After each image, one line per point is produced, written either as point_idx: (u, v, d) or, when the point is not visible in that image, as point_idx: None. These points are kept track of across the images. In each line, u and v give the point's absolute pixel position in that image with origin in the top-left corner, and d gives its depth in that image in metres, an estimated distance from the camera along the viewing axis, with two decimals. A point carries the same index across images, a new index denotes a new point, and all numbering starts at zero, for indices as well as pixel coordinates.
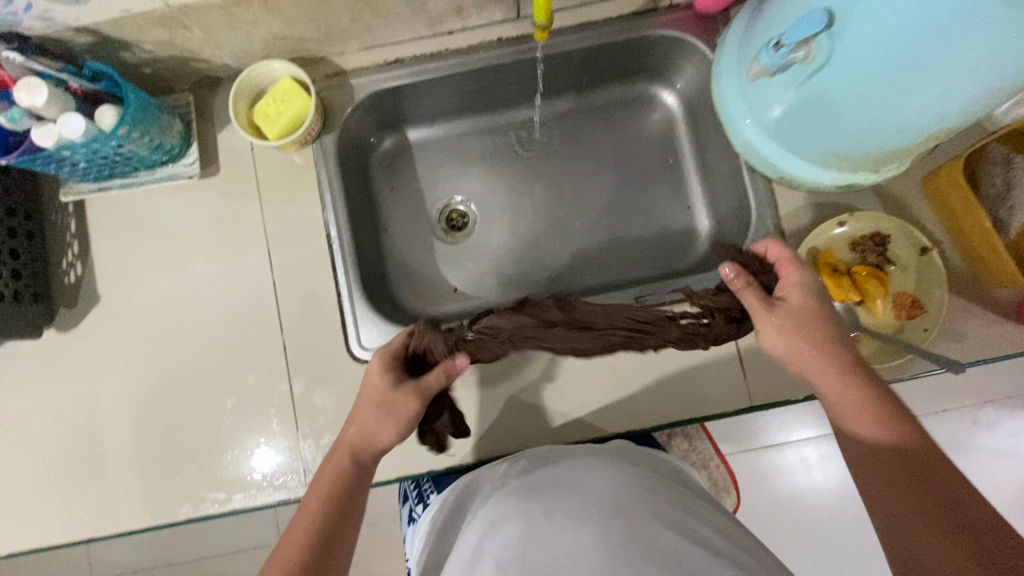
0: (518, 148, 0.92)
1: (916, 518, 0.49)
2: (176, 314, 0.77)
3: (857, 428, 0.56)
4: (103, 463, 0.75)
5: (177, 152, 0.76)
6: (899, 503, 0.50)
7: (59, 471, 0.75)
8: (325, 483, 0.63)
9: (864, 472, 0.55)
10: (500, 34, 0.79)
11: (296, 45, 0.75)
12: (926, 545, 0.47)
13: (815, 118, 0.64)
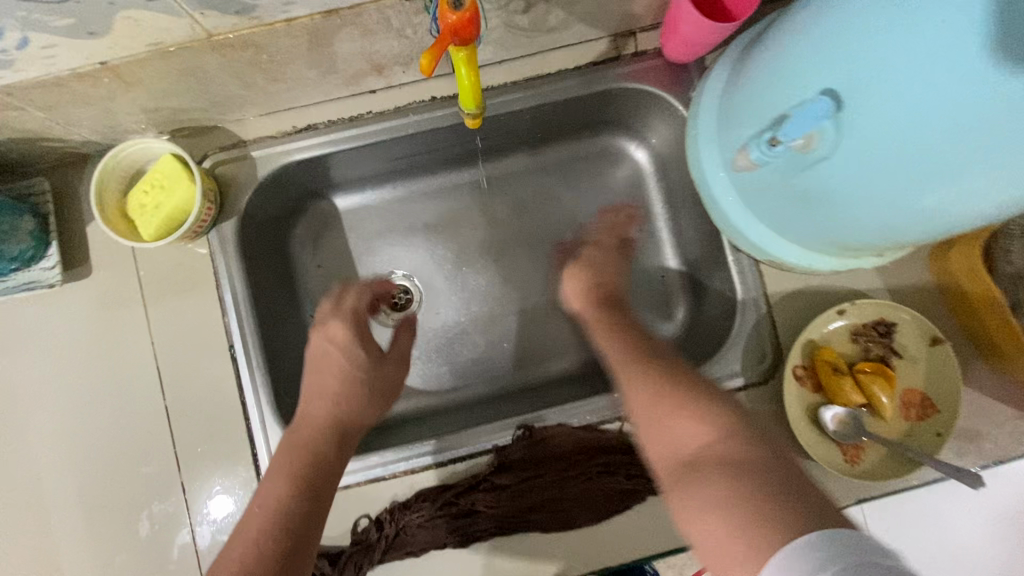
0: (466, 212, 0.79)
1: (716, 453, 0.42)
2: (44, 452, 0.62)
3: (645, 404, 0.49)
4: None
5: (31, 256, 0.61)
6: (677, 431, 0.46)
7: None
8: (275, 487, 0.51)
9: (677, 441, 0.45)
10: (433, 92, 0.65)
11: (176, 115, 0.60)
12: (699, 472, 0.41)
13: (815, 211, 0.52)
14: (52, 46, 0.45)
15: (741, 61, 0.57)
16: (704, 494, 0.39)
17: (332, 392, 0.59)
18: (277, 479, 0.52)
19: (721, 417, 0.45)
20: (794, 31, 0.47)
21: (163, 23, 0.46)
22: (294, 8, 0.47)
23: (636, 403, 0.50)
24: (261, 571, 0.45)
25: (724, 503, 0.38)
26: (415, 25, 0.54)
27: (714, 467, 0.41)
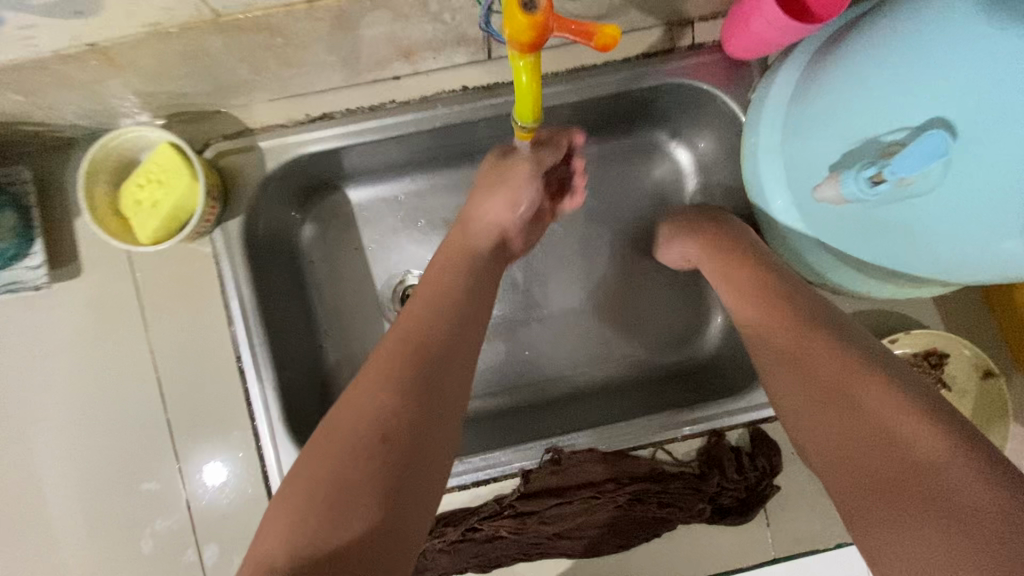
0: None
1: (927, 441, 0.36)
2: (36, 462, 0.58)
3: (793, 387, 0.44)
4: None
5: (14, 253, 0.55)
6: (889, 419, 0.38)
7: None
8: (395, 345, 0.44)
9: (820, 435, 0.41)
10: (463, 81, 0.58)
11: (175, 99, 0.53)
12: (941, 487, 0.34)
13: (881, 248, 0.48)
14: (28, 25, 0.38)
15: (816, 63, 0.51)
16: (918, 512, 0.34)
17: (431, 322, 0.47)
18: (415, 321, 0.45)
19: (902, 405, 0.39)
20: (896, 53, 0.42)
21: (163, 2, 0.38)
22: None
23: (785, 387, 0.45)
24: (365, 416, 0.38)
25: (948, 530, 0.33)
26: (452, 8, 0.47)
27: (937, 444, 0.36)
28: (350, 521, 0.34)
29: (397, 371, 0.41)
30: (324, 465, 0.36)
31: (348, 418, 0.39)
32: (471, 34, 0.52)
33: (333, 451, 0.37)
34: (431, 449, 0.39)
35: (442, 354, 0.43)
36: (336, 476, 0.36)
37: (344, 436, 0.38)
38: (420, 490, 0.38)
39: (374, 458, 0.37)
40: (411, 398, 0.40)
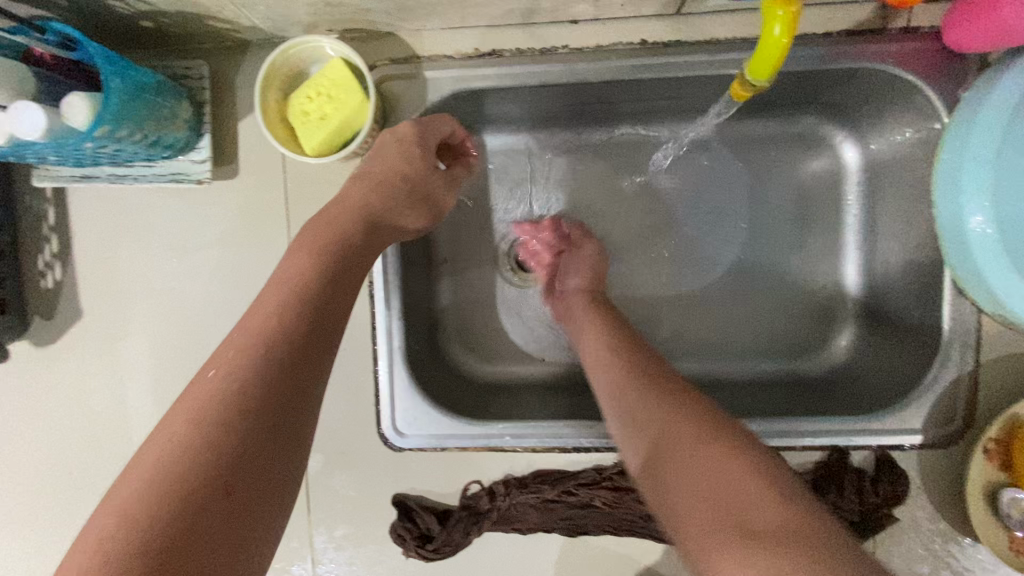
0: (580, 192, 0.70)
1: (744, 478, 0.39)
2: (169, 347, 0.61)
3: (672, 439, 0.43)
4: (67, 514, 0.61)
5: (184, 145, 0.56)
6: (698, 445, 0.42)
7: (19, 518, 0.62)
8: (275, 300, 0.42)
9: (677, 446, 0.43)
10: (643, 35, 0.55)
11: (358, 14, 0.53)
12: (743, 515, 0.37)
13: None
14: None
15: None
16: (734, 548, 0.36)
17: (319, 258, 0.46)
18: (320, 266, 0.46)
19: (730, 460, 0.40)
20: None
21: None
22: None
23: (654, 427, 0.45)
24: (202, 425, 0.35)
25: (751, 553, 0.35)
26: None
27: (767, 500, 0.37)
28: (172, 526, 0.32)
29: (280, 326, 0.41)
30: (144, 491, 0.33)
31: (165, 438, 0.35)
32: None
33: (181, 434, 0.35)
34: (302, 405, 0.39)
35: (319, 315, 0.43)
36: (161, 511, 0.32)
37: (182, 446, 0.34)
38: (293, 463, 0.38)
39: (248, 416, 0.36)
40: (249, 362, 0.38)
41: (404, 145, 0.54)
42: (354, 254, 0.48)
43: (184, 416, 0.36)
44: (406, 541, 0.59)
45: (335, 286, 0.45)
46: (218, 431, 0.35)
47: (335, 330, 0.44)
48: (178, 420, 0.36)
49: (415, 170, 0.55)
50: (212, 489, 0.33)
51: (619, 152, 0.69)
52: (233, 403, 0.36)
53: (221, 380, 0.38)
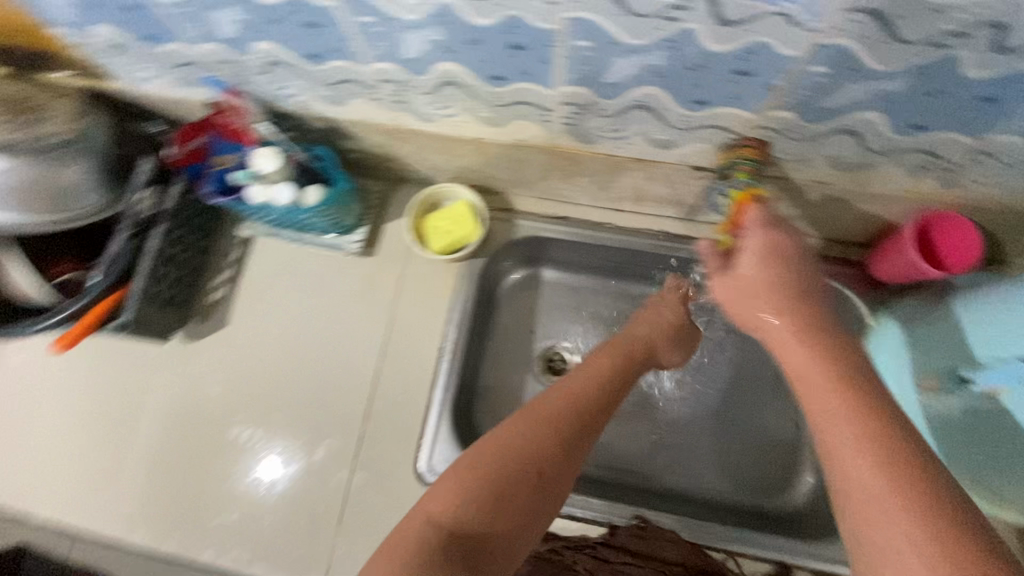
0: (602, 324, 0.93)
1: (838, 407, 0.45)
2: (283, 363, 0.83)
3: (774, 320, 0.56)
4: (163, 471, 0.80)
5: (349, 228, 0.84)
6: (832, 399, 0.46)
7: (127, 465, 0.80)
8: (573, 389, 0.62)
9: (820, 418, 0.46)
10: (664, 227, 0.83)
11: (484, 178, 0.82)
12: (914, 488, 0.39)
13: (981, 439, 0.65)
14: (463, 121, 0.68)
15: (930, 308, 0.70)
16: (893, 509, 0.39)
17: (602, 368, 0.66)
18: (608, 358, 0.68)
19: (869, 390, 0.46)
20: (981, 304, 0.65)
21: (536, 132, 0.67)
22: (619, 150, 0.67)
23: (767, 306, 0.56)
24: (521, 458, 0.55)
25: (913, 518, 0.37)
26: (689, 184, 0.71)
27: (882, 431, 0.42)
28: (487, 490, 0.53)
29: (554, 400, 0.61)
30: (435, 507, 0.51)
31: (477, 449, 0.56)
32: (687, 201, 0.76)
33: (470, 482, 0.53)
34: (558, 487, 0.56)
35: (592, 404, 0.62)
36: (439, 537, 0.49)
37: (488, 460, 0.54)
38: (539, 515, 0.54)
39: (531, 474, 0.55)
40: (542, 426, 0.58)
41: (672, 305, 0.75)
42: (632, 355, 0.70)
43: (475, 460, 0.55)
44: None
45: (616, 380, 0.66)
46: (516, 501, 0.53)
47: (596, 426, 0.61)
48: (459, 469, 0.54)
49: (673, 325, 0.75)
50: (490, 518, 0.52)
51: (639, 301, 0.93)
52: (499, 472, 0.54)
53: (493, 453, 0.55)
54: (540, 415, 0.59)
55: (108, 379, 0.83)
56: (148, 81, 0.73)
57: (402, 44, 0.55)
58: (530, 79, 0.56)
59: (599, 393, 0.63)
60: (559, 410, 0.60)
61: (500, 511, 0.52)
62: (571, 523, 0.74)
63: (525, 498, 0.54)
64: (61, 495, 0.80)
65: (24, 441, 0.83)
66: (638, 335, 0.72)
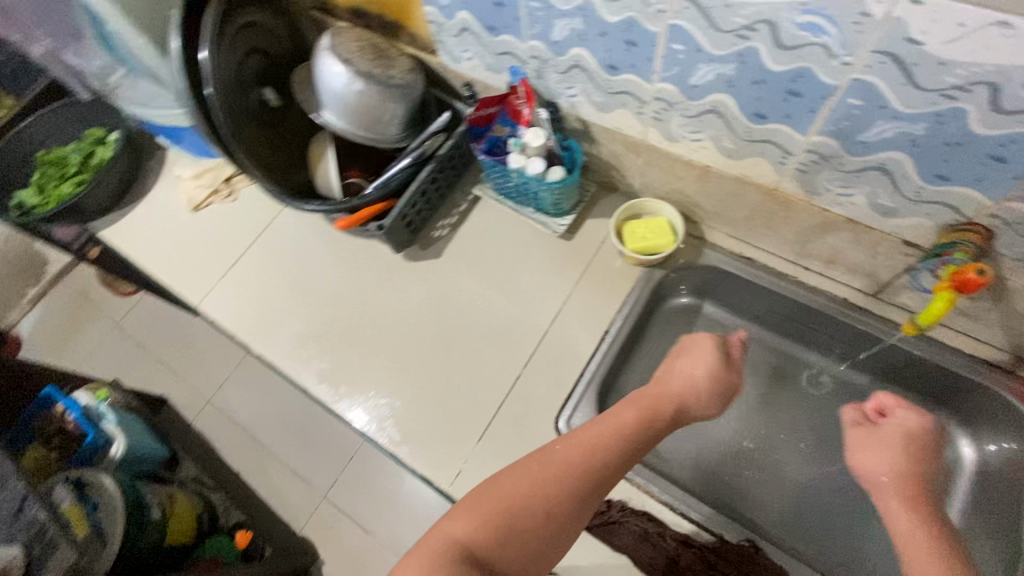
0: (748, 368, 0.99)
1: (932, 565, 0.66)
2: (472, 300, 1.00)
3: (889, 501, 0.75)
4: (356, 349, 0.98)
5: (561, 213, 1.00)
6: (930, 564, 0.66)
7: (331, 336, 1.00)
8: (592, 438, 0.71)
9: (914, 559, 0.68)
10: (845, 296, 0.88)
11: (690, 205, 0.94)
12: None
13: None
14: (704, 148, 0.81)
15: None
16: None
17: (629, 415, 0.74)
18: (638, 413, 0.75)
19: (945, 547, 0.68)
20: None
21: (766, 172, 0.78)
22: (837, 207, 0.76)
23: (893, 505, 0.74)
24: (532, 502, 0.65)
25: None
26: (891, 258, 0.77)
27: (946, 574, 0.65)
28: (502, 525, 0.63)
29: (571, 446, 0.70)
30: (459, 529, 0.63)
31: (497, 486, 0.66)
32: (880, 276, 0.82)
33: (484, 512, 0.64)
34: (572, 519, 0.67)
35: (611, 456, 0.70)
36: (458, 552, 0.60)
37: (501, 502, 0.65)
38: (550, 540, 0.65)
39: (540, 512, 0.65)
40: (550, 476, 0.67)
41: (705, 359, 0.82)
42: (664, 414, 0.76)
43: (485, 506, 0.64)
44: None
45: (639, 433, 0.73)
46: (521, 526, 0.64)
47: (611, 470, 0.69)
48: (478, 496, 0.66)
49: (719, 370, 0.82)
50: (502, 538, 0.63)
51: (792, 361, 0.98)
52: (509, 506, 0.65)
53: (504, 492, 0.66)
54: (550, 466, 0.68)
55: (346, 268, 1.06)
56: (465, 60, 0.96)
57: (694, 72, 0.69)
58: (789, 123, 0.68)
59: (617, 447, 0.71)
60: (575, 463, 0.68)
61: (508, 536, 0.63)
62: (682, 522, 0.78)
63: (534, 537, 0.64)
64: (277, 339, 1.01)
65: (268, 290, 1.07)
66: (668, 391, 0.79)
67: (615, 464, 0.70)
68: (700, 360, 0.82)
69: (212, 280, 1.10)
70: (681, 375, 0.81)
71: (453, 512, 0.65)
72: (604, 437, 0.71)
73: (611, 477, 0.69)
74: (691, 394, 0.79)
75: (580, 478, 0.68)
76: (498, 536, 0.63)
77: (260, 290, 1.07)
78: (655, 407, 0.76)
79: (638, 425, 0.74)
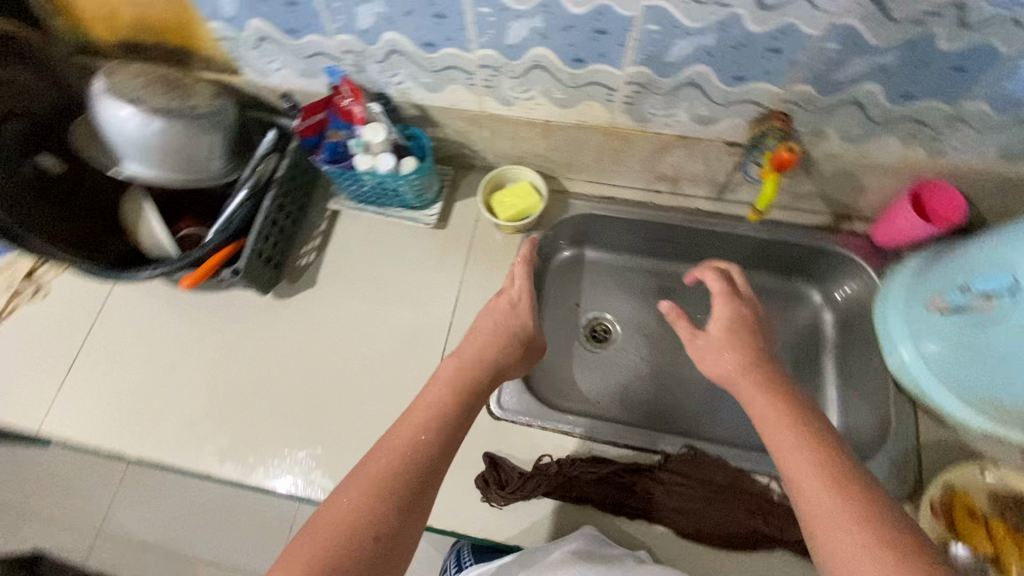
0: (640, 295, 1.06)
1: (819, 487, 0.56)
2: (363, 318, 0.94)
3: (751, 396, 0.71)
4: (252, 411, 0.88)
5: (426, 204, 0.98)
6: (809, 470, 0.58)
7: (218, 409, 0.88)
8: (419, 420, 0.67)
9: (790, 467, 0.60)
10: (697, 205, 0.98)
11: (544, 163, 0.97)
12: (838, 514, 0.54)
13: (973, 357, 0.71)
14: (539, 104, 0.83)
15: (941, 253, 0.79)
16: (842, 532, 0.52)
17: (448, 386, 0.72)
18: (453, 383, 0.73)
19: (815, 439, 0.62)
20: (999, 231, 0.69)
21: (600, 113, 0.82)
22: (667, 128, 0.82)
23: (775, 424, 0.65)
24: (377, 493, 0.57)
25: (851, 529, 0.52)
26: (722, 160, 0.86)
27: (832, 497, 0.55)
28: (363, 531, 0.54)
29: (401, 433, 0.64)
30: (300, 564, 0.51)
31: (338, 496, 0.57)
32: (718, 179, 0.91)
33: (341, 516, 0.55)
34: (424, 503, 0.60)
35: (444, 427, 0.67)
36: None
37: (351, 507, 0.56)
38: (411, 531, 0.57)
39: (388, 501, 0.57)
40: (395, 462, 0.61)
41: (496, 305, 0.84)
42: (478, 381, 0.74)
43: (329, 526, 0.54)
44: (486, 487, 0.78)
45: (467, 396, 0.72)
46: (377, 520, 0.55)
47: (454, 438, 0.67)
48: (319, 518, 0.55)
49: (513, 315, 0.83)
50: (362, 546, 0.53)
51: (673, 278, 1.06)
52: (361, 505, 0.56)
53: (347, 500, 0.56)
54: (388, 454, 0.62)
55: (215, 328, 0.95)
56: (274, 72, 0.89)
57: (508, 32, 0.71)
58: (605, 61, 0.72)
59: (451, 417, 0.68)
60: (409, 447, 0.63)
61: (367, 538, 0.54)
62: (629, 453, 0.82)
63: (389, 533, 0.55)
64: (151, 433, 0.87)
65: (123, 383, 0.91)
66: (479, 354, 0.78)
67: (453, 431, 0.67)
68: (489, 310, 0.83)
69: (47, 394, 0.91)
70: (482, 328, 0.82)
71: (285, 555, 0.52)
72: (429, 410, 0.68)
73: (453, 445, 0.66)
74: (501, 348, 0.79)
75: (423, 453, 0.63)
76: (353, 543, 0.53)
77: (115, 385, 0.91)
78: (467, 376, 0.74)
79: (458, 395, 0.72)
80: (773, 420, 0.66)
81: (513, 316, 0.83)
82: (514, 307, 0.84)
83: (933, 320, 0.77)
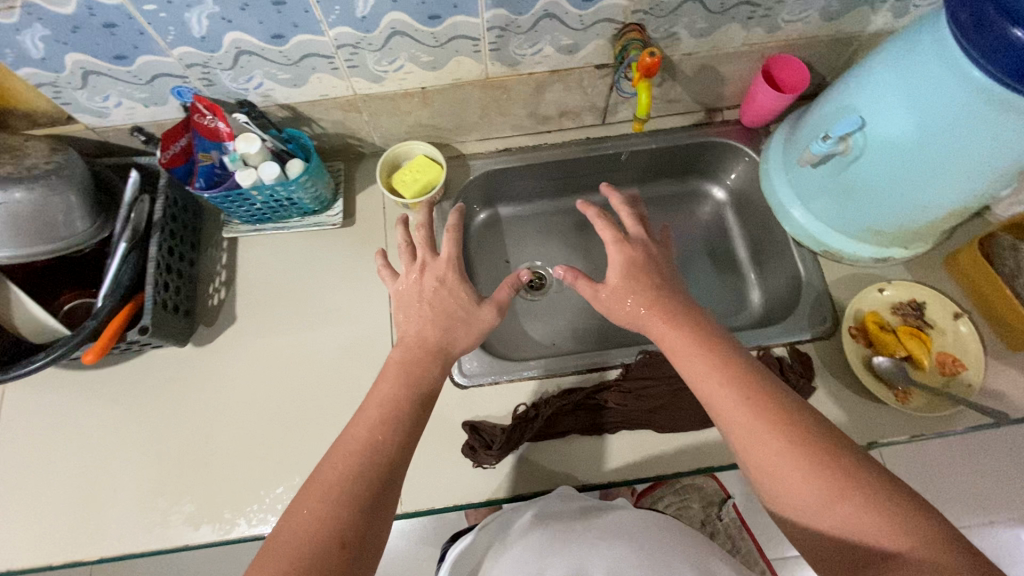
0: (561, 234, 1.10)
1: (744, 410, 0.58)
2: (299, 336, 0.90)
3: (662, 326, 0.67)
4: (211, 467, 0.82)
5: (327, 204, 0.94)
6: (731, 394, 0.59)
7: (172, 478, 0.81)
8: (374, 416, 0.63)
9: (712, 399, 0.61)
10: (586, 134, 1.02)
11: (431, 132, 0.96)
12: (760, 434, 0.56)
13: (850, 197, 0.81)
14: (409, 73, 0.82)
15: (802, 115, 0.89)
16: (774, 448, 0.55)
17: (392, 378, 0.67)
18: (395, 365, 0.68)
19: (730, 361, 0.62)
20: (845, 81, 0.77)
21: (471, 66, 0.83)
22: (539, 66, 0.85)
23: (691, 357, 0.63)
24: (343, 495, 0.56)
25: (779, 445, 0.55)
26: (596, 85, 0.90)
27: (754, 414, 0.57)
28: (333, 533, 0.54)
29: (356, 432, 0.62)
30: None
31: (301, 506, 0.56)
32: (598, 104, 0.95)
33: (307, 526, 0.54)
34: (389, 498, 0.59)
35: (399, 416, 0.63)
36: None
37: (318, 514, 0.55)
38: (380, 523, 0.57)
39: (354, 504, 0.56)
40: (356, 459, 0.59)
41: (408, 285, 0.75)
42: (409, 375, 0.67)
43: (294, 540, 0.53)
44: (475, 452, 0.80)
45: (421, 372, 0.67)
46: (346, 522, 0.55)
47: (414, 429, 0.64)
48: (281, 536, 0.54)
49: (430, 294, 0.73)
50: (330, 549, 0.52)
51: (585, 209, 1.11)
52: (331, 510, 0.55)
53: (313, 512, 0.55)
54: (349, 454, 0.59)
55: (142, 396, 0.86)
56: (114, 108, 0.81)
57: (355, 4, 0.69)
58: (461, 12, 0.72)
59: (408, 407, 0.64)
60: (368, 445, 0.60)
61: (332, 542, 0.53)
62: (594, 375, 0.87)
63: (357, 532, 0.55)
64: (104, 531, 0.79)
65: (51, 491, 0.81)
66: (409, 347, 0.70)
67: (413, 422, 0.64)
68: (400, 298, 0.74)
69: None
70: (406, 319, 0.72)
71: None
72: (382, 404, 0.64)
73: (416, 435, 0.64)
74: (425, 334, 0.70)
75: (384, 447, 0.61)
76: (324, 549, 0.52)
77: (46, 493, 0.81)
78: (402, 363, 0.68)
79: (398, 384, 0.66)
80: (688, 347, 0.65)
81: (434, 289, 0.73)
82: (429, 283, 0.74)
83: (807, 177, 0.86)
